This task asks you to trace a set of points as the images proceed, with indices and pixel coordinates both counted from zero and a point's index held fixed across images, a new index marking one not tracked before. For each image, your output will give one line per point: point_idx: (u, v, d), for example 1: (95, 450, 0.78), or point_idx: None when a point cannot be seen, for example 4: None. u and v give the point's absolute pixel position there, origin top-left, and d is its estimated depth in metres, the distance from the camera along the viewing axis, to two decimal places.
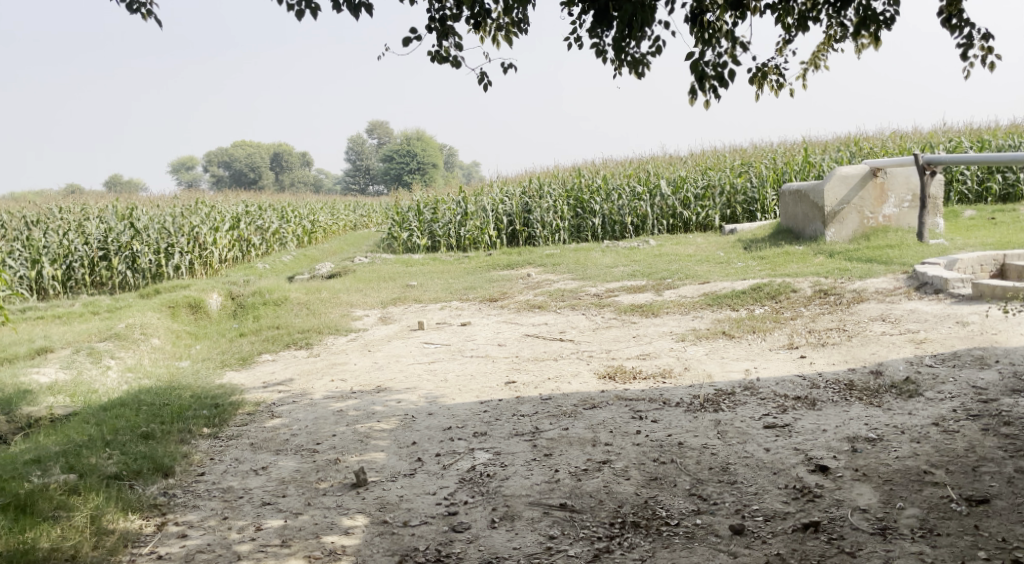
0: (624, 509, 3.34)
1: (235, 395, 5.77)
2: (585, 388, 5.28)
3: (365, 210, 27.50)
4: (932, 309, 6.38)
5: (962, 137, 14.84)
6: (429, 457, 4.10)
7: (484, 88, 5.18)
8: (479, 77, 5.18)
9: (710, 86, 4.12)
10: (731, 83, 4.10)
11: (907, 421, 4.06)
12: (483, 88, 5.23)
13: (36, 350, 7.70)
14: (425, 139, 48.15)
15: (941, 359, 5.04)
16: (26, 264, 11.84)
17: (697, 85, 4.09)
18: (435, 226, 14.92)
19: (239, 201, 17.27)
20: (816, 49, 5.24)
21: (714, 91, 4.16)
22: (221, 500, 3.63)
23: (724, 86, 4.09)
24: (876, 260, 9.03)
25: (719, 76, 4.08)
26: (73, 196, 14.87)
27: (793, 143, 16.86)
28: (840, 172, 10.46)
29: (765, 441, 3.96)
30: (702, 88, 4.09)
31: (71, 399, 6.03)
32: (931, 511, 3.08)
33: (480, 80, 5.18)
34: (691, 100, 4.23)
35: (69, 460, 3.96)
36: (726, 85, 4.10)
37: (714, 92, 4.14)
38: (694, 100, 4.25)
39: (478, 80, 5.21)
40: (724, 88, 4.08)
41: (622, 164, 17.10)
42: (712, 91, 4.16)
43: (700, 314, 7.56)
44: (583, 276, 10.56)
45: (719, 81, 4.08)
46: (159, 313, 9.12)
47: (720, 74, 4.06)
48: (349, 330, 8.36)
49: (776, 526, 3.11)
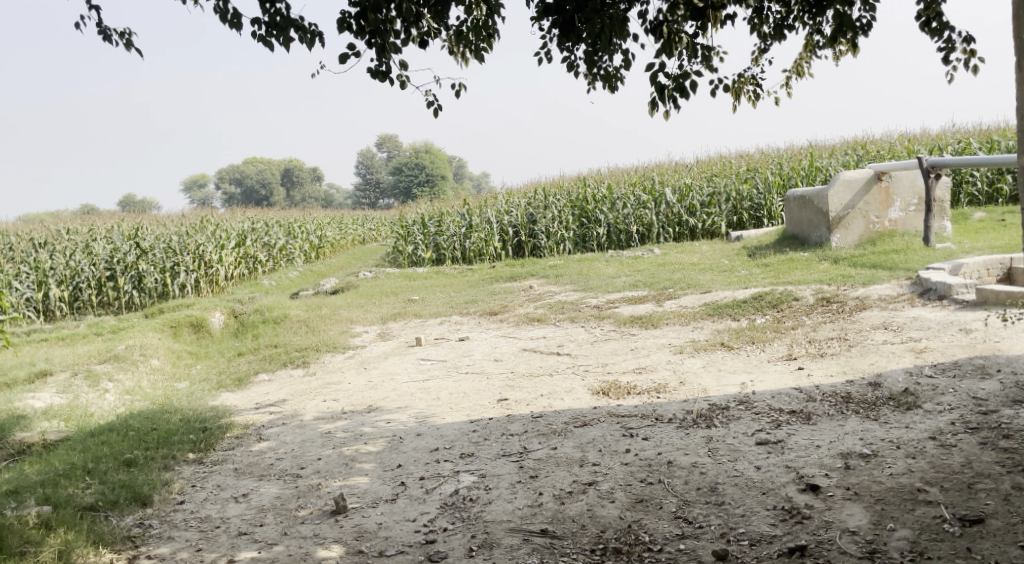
0: (606, 534, 3.24)
1: (226, 417, 5.71)
2: (578, 404, 5.18)
3: (374, 223, 27.50)
4: (935, 316, 6.23)
5: (970, 139, 14.66)
6: (412, 481, 4.01)
7: (434, 112, 4.92)
8: (428, 101, 4.93)
9: (670, 97, 4.08)
10: (691, 95, 4.05)
11: (903, 435, 3.94)
12: (432, 113, 4.95)
13: (36, 374, 7.64)
14: (433, 152, 48.26)
15: (941, 369, 4.91)
16: (33, 287, 11.76)
17: (657, 96, 4.07)
18: (440, 239, 14.88)
19: (245, 219, 17.27)
20: (800, 57, 5.13)
21: (674, 103, 4.13)
22: (196, 530, 3.64)
23: (684, 97, 4.04)
24: (881, 266, 8.88)
25: (680, 87, 4.03)
26: (83, 217, 14.87)
27: (800, 148, 16.71)
28: (844, 177, 10.33)
29: (756, 458, 3.85)
30: (662, 99, 4.07)
31: (66, 423, 5.97)
32: (922, 533, 2.96)
33: (430, 106, 4.91)
34: (649, 110, 4.19)
35: (46, 492, 3.95)
36: (687, 97, 4.06)
37: (675, 103, 4.12)
38: (655, 111, 4.23)
39: (427, 105, 4.93)
40: (684, 100, 4.04)
41: (628, 172, 17.00)
42: (673, 103, 4.13)
43: (700, 325, 7.44)
44: (586, 287, 10.45)
45: (680, 92, 4.04)
46: (160, 333, 9.07)
47: (679, 84, 4.01)
48: (346, 347, 8.28)
49: (761, 551, 3.00)
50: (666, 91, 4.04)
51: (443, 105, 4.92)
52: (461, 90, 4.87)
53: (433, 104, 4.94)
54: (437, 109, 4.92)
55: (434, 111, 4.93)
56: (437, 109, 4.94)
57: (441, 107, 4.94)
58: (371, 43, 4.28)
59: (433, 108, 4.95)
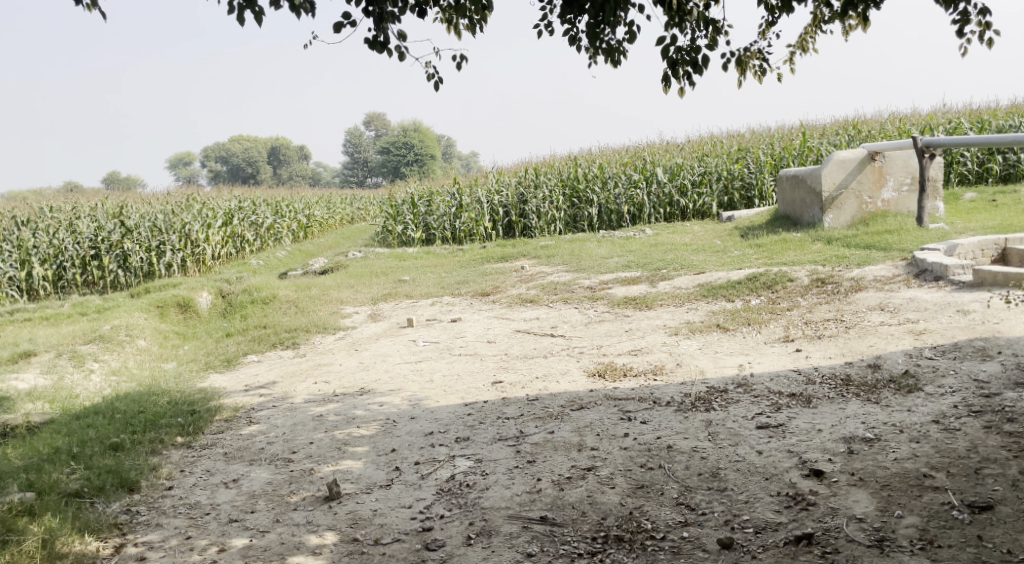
0: (607, 521, 3.17)
1: (214, 399, 5.58)
2: (574, 387, 5.11)
3: (362, 202, 27.22)
4: (932, 297, 6.18)
5: (962, 119, 14.67)
6: (407, 466, 3.93)
7: (435, 85, 4.71)
8: (429, 74, 4.74)
9: (683, 73, 3.87)
10: (704, 70, 3.83)
11: (905, 419, 3.88)
12: (433, 86, 4.73)
13: (19, 354, 7.47)
14: (422, 130, 47.87)
15: (941, 351, 4.85)
16: (16, 265, 11.55)
17: (670, 72, 3.86)
18: (430, 218, 14.73)
19: (232, 197, 17.03)
20: (804, 31, 5.01)
21: (687, 78, 3.93)
22: (186, 517, 3.57)
23: (697, 73, 3.82)
24: (875, 246, 8.83)
25: (692, 61, 3.81)
26: (67, 195, 14.56)
27: (791, 128, 16.60)
28: (837, 157, 10.25)
29: (757, 443, 3.78)
30: (674, 75, 3.85)
31: (50, 405, 5.82)
32: (931, 520, 2.91)
33: (430, 79, 4.66)
34: (663, 87, 3.98)
35: (30, 477, 3.88)
36: (700, 71, 3.84)
37: (688, 79, 3.90)
38: (668, 87, 4.03)
39: (427, 79, 4.70)
40: (698, 75, 3.81)
41: (619, 152, 16.87)
42: (686, 78, 3.92)
43: (694, 306, 7.37)
44: (578, 268, 10.34)
45: (693, 67, 3.82)
46: (146, 313, 8.89)
47: (693, 59, 3.79)
48: (337, 328, 8.17)
49: (767, 539, 2.94)
50: (680, 66, 3.81)
51: (443, 78, 4.71)
52: (462, 62, 4.67)
53: (433, 77, 4.72)
54: (437, 82, 4.71)
55: (434, 85, 4.69)
56: (437, 82, 4.72)
57: (442, 81, 4.71)
58: (370, 13, 4.03)
59: (434, 82, 4.73)
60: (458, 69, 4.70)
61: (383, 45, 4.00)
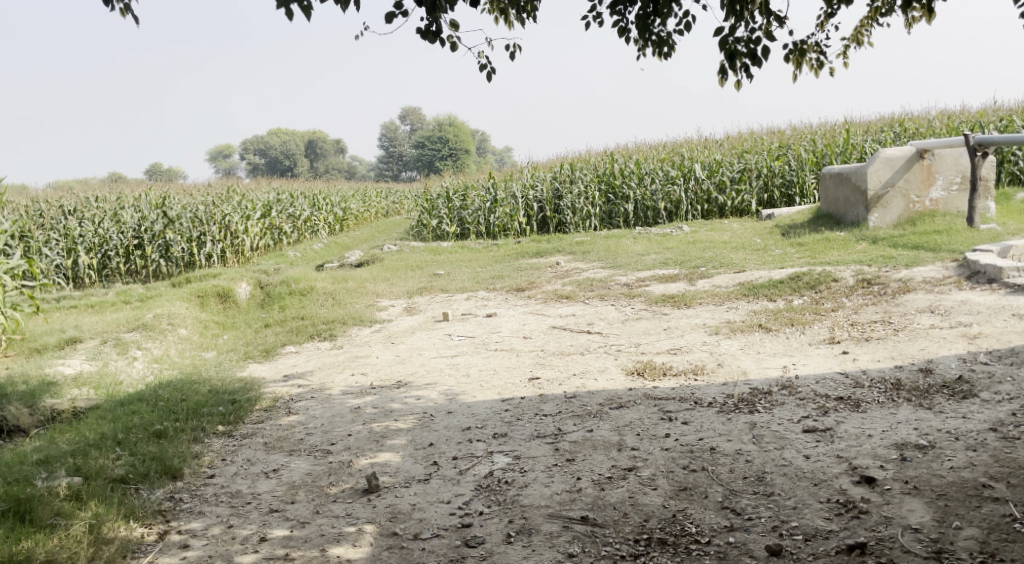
0: (650, 524, 3.10)
1: (253, 389, 5.60)
2: (613, 385, 5.02)
3: (397, 196, 27.33)
4: (986, 300, 5.96)
5: (1013, 117, 14.19)
6: (445, 461, 3.89)
7: (488, 76, 4.61)
8: (481, 64, 4.64)
9: (740, 65, 3.73)
10: (764, 62, 3.68)
11: (961, 426, 3.73)
12: (487, 77, 4.64)
13: (66, 340, 7.60)
14: (457, 125, 47.93)
15: (997, 356, 4.68)
16: (62, 254, 11.78)
17: (726, 65, 3.72)
18: (465, 213, 14.71)
19: (270, 190, 17.22)
20: (860, 23, 4.85)
21: (744, 71, 3.77)
22: (228, 506, 3.58)
23: (756, 65, 3.68)
24: (923, 246, 8.59)
25: (751, 53, 3.67)
26: (111, 186, 14.82)
27: (834, 124, 16.23)
28: (884, 155, 9.99)
29: (804, 447, 3.67)
30: (732, 67, 3.70)
31: (95, 391, 5.91)
32: (992, 532, 2.79)
33: (483, 69, 4.60)
34: (720, 79, 3.85)
35: (76, 462, 3.93)
36: (759, 63, 3.69)
37: (745, 72, 3.75)
38: (725, 80, 3.89)
39: (480, 69, 4.62)
40: (756, 67, 3.67)
41: (656, 148, 16.68)
42: (743, 71, 3.77)
43: (735, 305, 7.23)
44: (614, 265, 10.23)
45: (751, 59, 3.68)
46: (187, 303, 8.99)
47: (753, 50, 3.65)
48: (373, 321, 8.19)
49: (817, 547, 2.84)
50: (737, 58, 3.67)
51: (496, 68, 4.61)
52: (516, 52, 4.57)
53: (486, 67, 4.63)
54: (490, 73, 4.61)
55: (488, 74, 4.62)
56: (489, 73, 4.63)
57: (495, 70, 4.63)
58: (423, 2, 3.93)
59: (487, 72, 4.64)
60: (512, 59, 4.59)
61: (435, 34, 3.91)
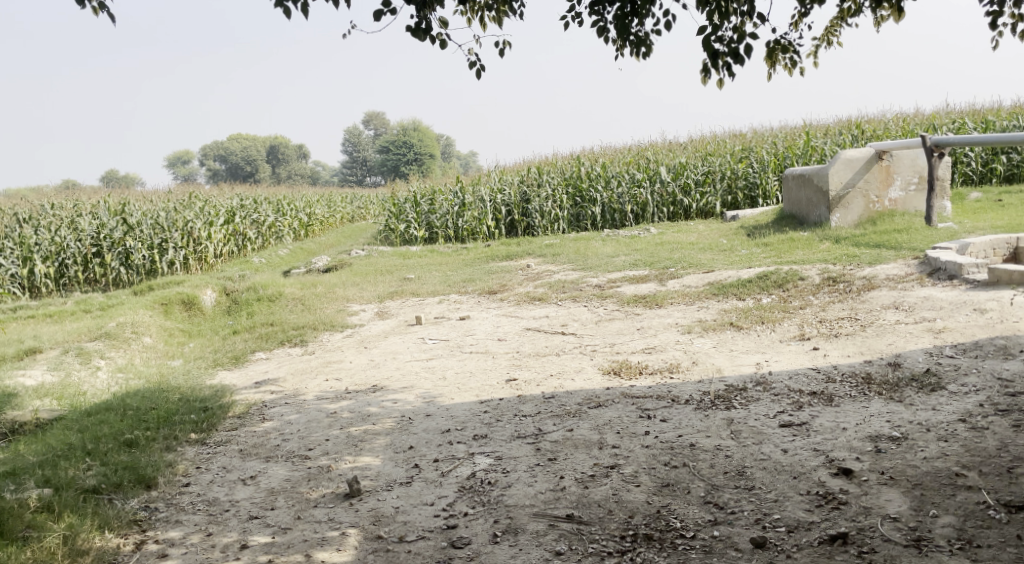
0: (635, 520, 3.12)
1: (225, 396, 5.51)
2: (590, 385, 5.05)
3: (363, 201, 27.13)
4: (948, 295, 6.12)
5: (965, 119, 14.62)
6: (426, 463, 3.87)
7: (478, 72, 4.65)
8: (470, 61, 4.67)
9: (723, 64, 3.79)
10: (746, 60, 3.74)
11: (932, 418, 3.83)
12: (476, 74, 4.68)
13: (25, 351, 7.40)
14: (422, 130, 47.76)
15: (962, 349, 4.81)
16: (17, 263, 11.48)
17: (709, 64, 3.77)
18: (432, 217, 14.64)
19: (233, 196, 16.97)
20: (831, 24, 4.96)
21: (726, 69, 3.83)
22: (206, 514, 3.52)
23: (739, 63, 3.74)
24: (885, 245, 8.80)
25: (733, 52, 3.73)
26: (68, 192, 14.48)
27: (795, 127, 16.53)
28: (845, 156, 10.20)
29: (782, 441, 3.73)
30: (715, 66, 3.76)
31: (59, 401, 5.76)
32: (967, 520, 2.87)
33: (473, 67, 4.66)
34: (703, 78, 3.91)
35: (46, 473, 3.83)
36: (741, 62, 3.76)
37: (728, 70, 3.81)
38: (708, 78, 3.95)
39: (469, 66, 4.65)
40: (739, 66, 3.73)
41: (621, 151, 16.82)
42: (725, 69, 3.83)
43: (705, 304, 7.32)
44: (584, 267, 10.28)
45: (734, 58, 3.75)
46: (150, 311, 8.81)
47: (734, 49, 3.71)
48: (345, 326, 8.11)
49: (800, 538, 2.89)
50: (720, 57, 3.73)
51: (486, 65, 4.64)
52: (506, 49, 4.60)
53: (475, 64, 4.67)
54: (480, 70, 4.66)
55: (478, 72, 4.67)
56: (479, 69, 4.66)
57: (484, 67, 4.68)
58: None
59: (476, 69, 4.68)
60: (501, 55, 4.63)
61: (424, 32, 3.90)
